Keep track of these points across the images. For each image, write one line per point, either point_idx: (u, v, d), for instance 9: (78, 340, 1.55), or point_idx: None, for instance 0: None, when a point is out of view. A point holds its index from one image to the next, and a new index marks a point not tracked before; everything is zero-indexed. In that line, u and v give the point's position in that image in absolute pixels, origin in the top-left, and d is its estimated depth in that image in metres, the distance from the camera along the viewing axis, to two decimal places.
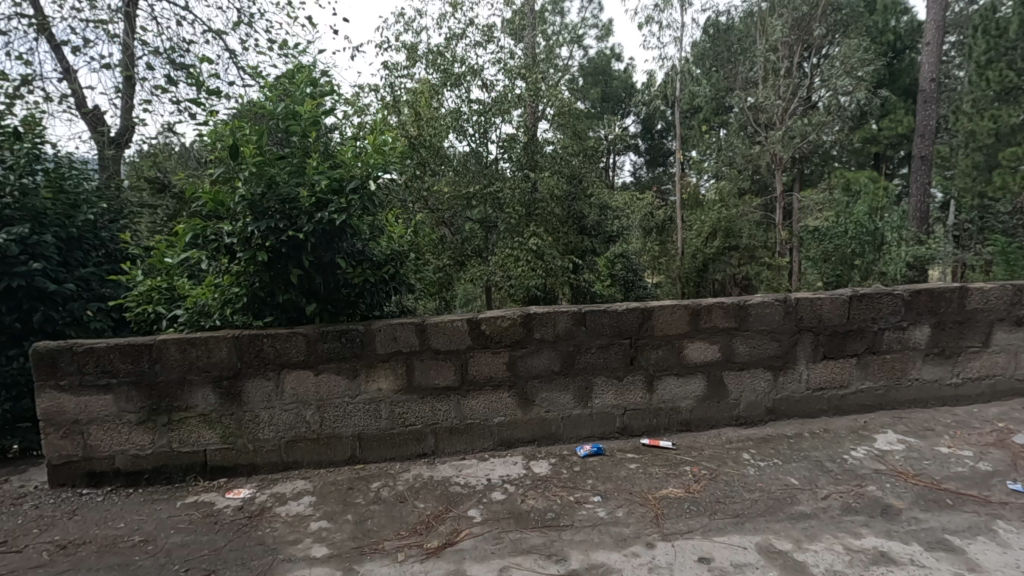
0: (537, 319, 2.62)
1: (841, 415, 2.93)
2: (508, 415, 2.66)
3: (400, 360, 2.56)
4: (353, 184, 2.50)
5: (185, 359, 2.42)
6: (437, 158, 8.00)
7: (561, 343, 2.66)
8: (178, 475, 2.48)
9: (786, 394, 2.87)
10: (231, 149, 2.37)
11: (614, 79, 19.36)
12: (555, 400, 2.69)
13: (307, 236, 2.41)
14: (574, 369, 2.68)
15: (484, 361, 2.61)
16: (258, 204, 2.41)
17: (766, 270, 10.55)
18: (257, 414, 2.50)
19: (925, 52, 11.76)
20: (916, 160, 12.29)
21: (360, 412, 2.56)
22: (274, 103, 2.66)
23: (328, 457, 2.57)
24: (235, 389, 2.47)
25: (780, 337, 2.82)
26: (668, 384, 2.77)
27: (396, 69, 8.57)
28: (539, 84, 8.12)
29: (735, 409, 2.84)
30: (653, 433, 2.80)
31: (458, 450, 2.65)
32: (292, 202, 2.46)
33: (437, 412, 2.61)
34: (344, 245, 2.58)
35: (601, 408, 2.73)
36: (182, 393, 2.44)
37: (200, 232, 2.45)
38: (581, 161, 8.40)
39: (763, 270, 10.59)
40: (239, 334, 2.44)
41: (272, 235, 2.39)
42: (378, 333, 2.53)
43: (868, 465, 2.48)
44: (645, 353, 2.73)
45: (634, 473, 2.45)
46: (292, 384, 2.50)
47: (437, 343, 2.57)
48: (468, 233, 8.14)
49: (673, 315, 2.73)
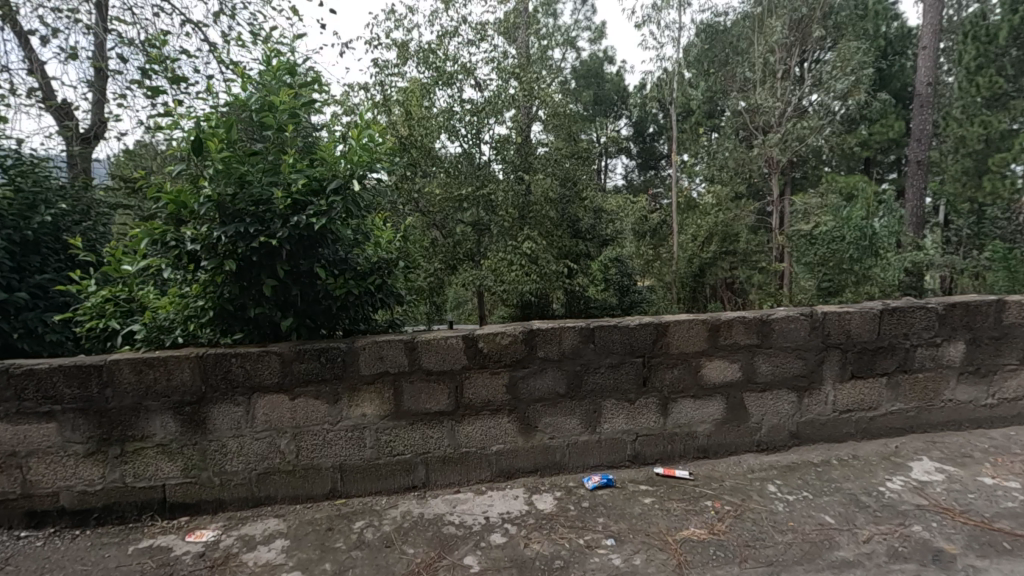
0: (540, 336, 2.36)
1: (870, 440, 2.69)
2: (508, 443, 2.39)
3: (386, 382, 2.28)
4: (335, 183, 2.21)
5: (141, 382, 2.12)
6: (428, 158, 7.69)
7: (567, 362, 2.39)
8: (133, 514, 2.18)
9: (811, 417, 2.63)
10: (193, 143, 2.09)
11: (606, 82, 19.11)
12: (560, 426, 2.42)
13: (281, 243, 2.12)
14: (581, 392, 2.42)
15: (481, 383, 2.34)
16: (226, 205, 2.12)
17: (757, 274, 10.32)
18: (224, 443, 2.20)
19: (920, 56, 11.68)
20: (911, 165, 12.15)
21: (341, 441, 2.27)
22: (246, 94, 2.38)
23: (304, 492, 2.28)
24: (199, 416, 2.17)
25: (805, 356, 2.58)
26: (684, 407, 2.51)
27: (385, 67, 8.28)
28: (533, 84, 7.88)
29: (755, 433, 2.59)
30: (667, 461, 2.54)
31: (452, 482, 2.37)
32: (266, 204, 2.18)
33: (428, 440, 2.33)
34: (325, 252, 2.30)
35: (610, 434, 2.46)
36: (137, 420, 2.14)
37: (158, 238, 2.15)
38: (574, 164, 8.17)
39: (754, 274, 10.35)
40: (204, 354, 2.15)
41: (242, 241, 2.10)
42: (363, 352, 2.25)
43: (907, 499, 2.23)
44: (659, 374, 2.47)
45: (649, 510, 2.19)
46: (264, 410, 2.21)
47: (428, 363, 2.30)
48: (459, 237, 7.82)
49: (689, 330, 2.48)
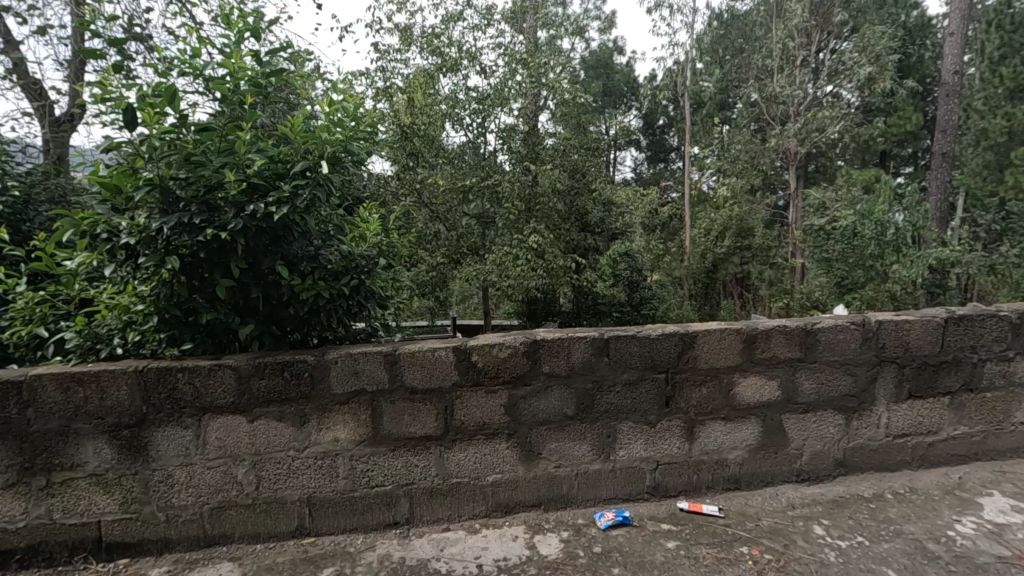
0: (546, 348, 2.00)
1: (928, 469, 2.32)
2: (506, 472, 2.03)
3: (362, 403, 1.93)
4: (301, 165, 1.86)
5: (69, 402, 1.79)
6: (432, 149, 7.27)
7: (576, 380, 2.03)
8: (63, 555, 1.85)
9: (861, 443, 2.25)
10: (125, 114, 1.71)
11: (616, 72, 18.56)
12: (568, 453, 2.07)
13: (234, 236, 1.76)
14: (593, 414, 2.06)
15: (475, 403, 1.98)
16: (168, 189, 1.76)
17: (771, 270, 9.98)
18: (170, 473, 1.86)
19: (948, 43, 11.09)
20: (936, 157, 11.66)
21: (309, 470, 1.93)
22: (198, 60, 2.01)
23: (267, 529, 1.93)
24: (139, 440, 1.83)
25: (856, 372, 2.20)
26: (713, 431, 2.15)
27: (387, 53, 7.90)
28: (542, 71, 7.41)
29: (796, 461, 2.22)
30: (692, 493, 2.18)
31: (441, 517, 2.02)
32: (217, 191, 1.82)
33: (413, 469, 1.99)
34: (291, 247, 1.94)
35: (626, 462, 2.10)
36: (66, 447, 1.80)
37: (85, 231, 1.77)
38: (582, 155, 7.75)
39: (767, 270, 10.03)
40: (144, 368, 1.80)
41: (186, 234, 1.75)
42: (334, 366, 1.90)
43: (984, 549, 1.85)
44: (684, 392, 2.10)
45: (674, 557, 1.83)
46: (217, 434, 1.87)
47: (413, 379, 1.94)
48: (464, 230, 7.38)
49: (721, 342, 2.11)
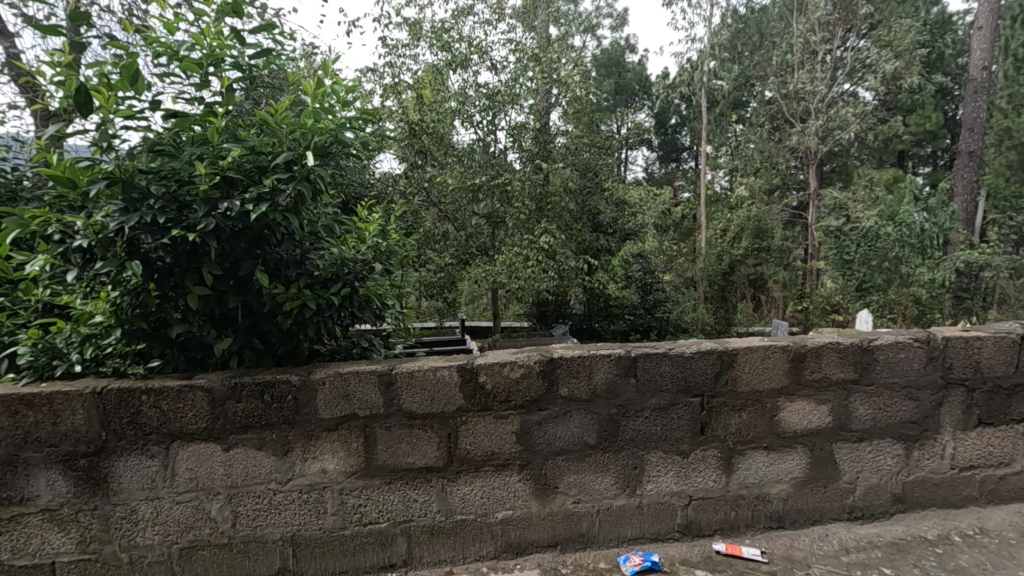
0: (564, 368, 1.74)
1: (998, 505, 2.03)
2: (518, 509, 1.78)
3: (354, 429, 1.69)
4: (285, 156, 1.62)
5: (16, 426, 1.56)
6: (442, 147, 6.99)
7: (598, 405, 1.77)
8: None
9: (923, 476, 1.98)
10: (76, 97, 1.48)
11: (628, 71, 18.20)
12: (588, 487, 1.81)
13: (204, 238, 1.53)
14: (617, 443, 1.80)
15: (483, 429, 1.73)
16: (130, 181, 1.52)
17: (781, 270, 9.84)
18: (134, 509, 1.63)
19: (976, 37, 10.67)
20: (962, 155, 11.23)
21: (292, 505, 1.69)
22: (172, 37, 1.78)
23: (244, 572, 1.70)
24: (98, 471, 1.60)
25: (918, 396, 1.92)
26: (754, 462, 1.88)
27: (395, 48, 7.66)
28: (554, 66, 7.09)
29: (848, 496, 1.94)
30: (730, 532, 1.90)
31: (445, 559, 1.77)
32: (188, 186, 1.59)
33: (412, 505, 1.74)
34: (275, 250, 1.70)
35: (655, 497, 1.84)
36: (14, 479, 1.57)
37: (36, 232, 1.54)
38: (595, 153, 7.45)
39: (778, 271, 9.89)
40: (104, 390, 1.57)
41: (149, 235, 1.52)
42: (322, 388, 1.66)
43: None
44: (721, 418, 1.84)
45: None
46: (187, 465, 1.63)
47: (411, 403, 1.70)
48: (472, 229, 7.09)
49: (764, 361, 1.84)
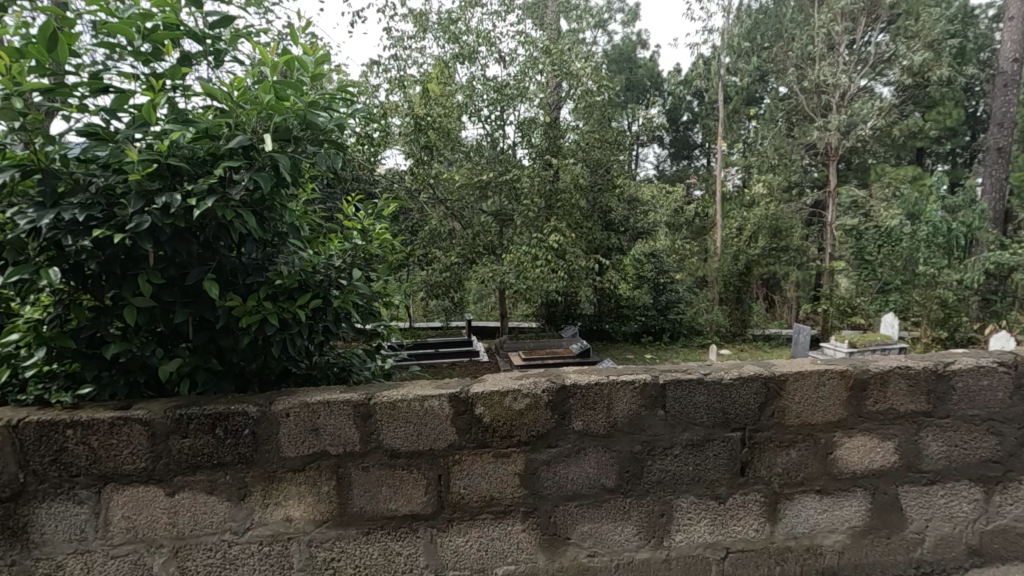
0: (577, 398, 1.45)
1: None
2: (522, 564, 1.48)
3: (324, 469, 1.40)
4: (240, 139, 1.33)
5: None
6: (449, 141, 6.50)
7: (619, 441, 1.48)
8: None
9: (1005, 524, 1.65)
10: None
11: (639, 67, 17.78)
12: (607, 538, 1.51)
13: (137, 238, 1.25)
14: (640, 485, 1.50)
15: (481, 470, 1.44)
16: (50, 169, 1.25)
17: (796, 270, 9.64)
18: (59, 564, 1.36)
19: (1007, 28, 10.16)
20: (991, 152, 10.75)
21: (249, 559, 1.40)
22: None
23: None
24: (16, 520, 1.33)
25: (1002, 431, 1.61)
26: (805, 508, 1.57)
27: (401, 40, 7.36)
28: (565, 56, 6.66)
29: (915, 549, 1.62)
30: None
31: None
32: (122, 176, 1.31)
33: (394, 560, 1.44)
34: (231, 255, 1.43)
35: (685, 550, 1.54)
36: None
37: None
38: (606, 150, 7.12)
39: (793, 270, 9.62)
40: (21, 422, 1.30)
41: (69, 236, 1.24)
42: (285, 421, 1.38)
43: None
44: (765, 457, 1.54)
45: None
46: (123, 511, 1.36)
47: (393, 439, 1.41)
48: (479, 228, 6.79)
49: (820, 391, 1.53)
